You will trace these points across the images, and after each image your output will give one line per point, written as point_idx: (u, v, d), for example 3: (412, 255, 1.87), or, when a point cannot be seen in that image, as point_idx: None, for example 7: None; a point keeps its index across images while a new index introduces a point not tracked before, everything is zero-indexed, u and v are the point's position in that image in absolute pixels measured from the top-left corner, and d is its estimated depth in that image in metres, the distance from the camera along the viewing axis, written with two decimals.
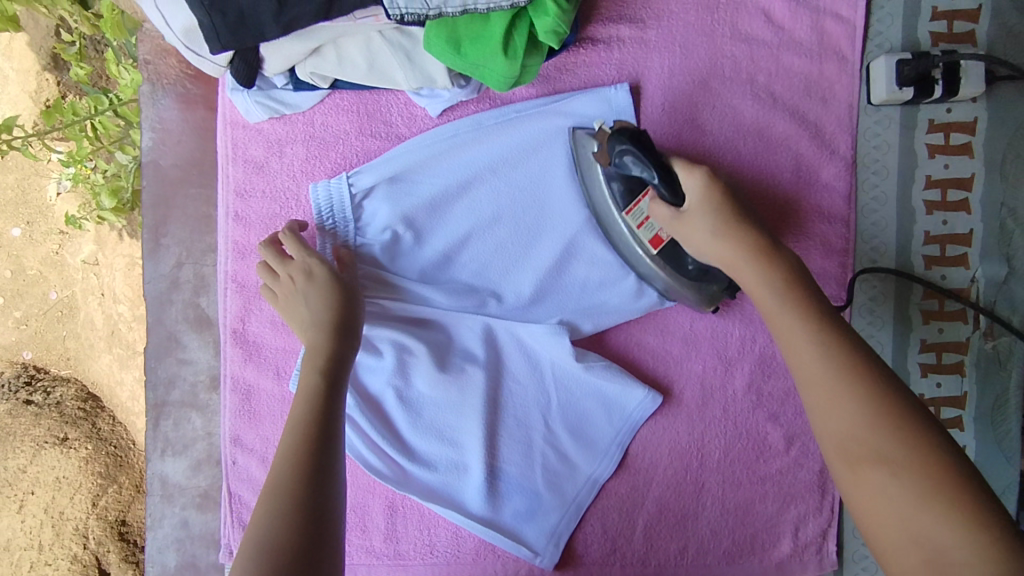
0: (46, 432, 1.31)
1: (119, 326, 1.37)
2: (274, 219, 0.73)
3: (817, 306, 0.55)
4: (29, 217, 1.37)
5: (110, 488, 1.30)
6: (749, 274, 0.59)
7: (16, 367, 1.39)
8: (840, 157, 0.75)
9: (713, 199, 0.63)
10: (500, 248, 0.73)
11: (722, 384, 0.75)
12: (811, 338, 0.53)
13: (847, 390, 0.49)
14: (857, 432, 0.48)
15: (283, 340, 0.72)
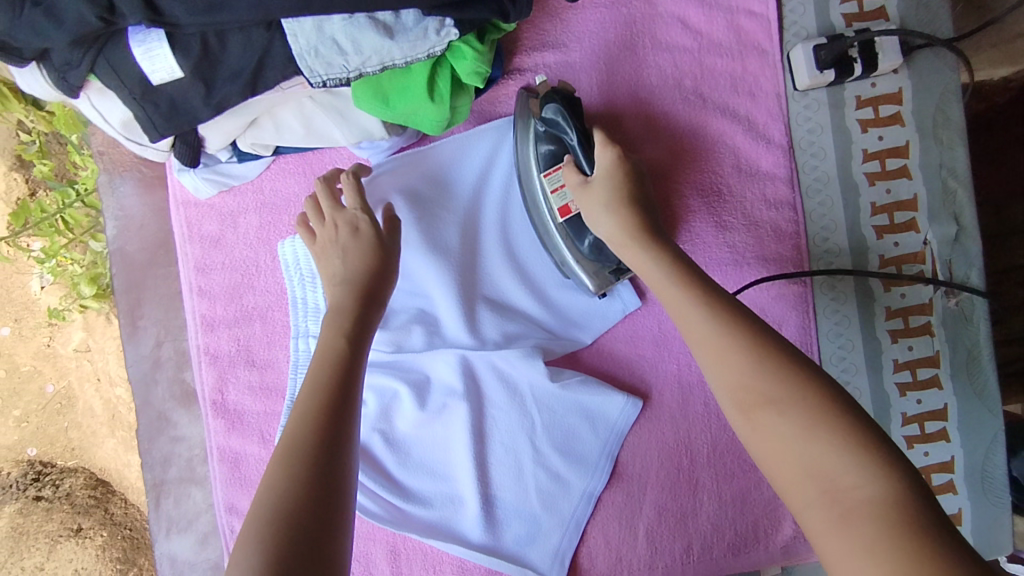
0: (59, 527, 1.35)
1: (120, 409, 1.39)
2: (238, 287, 0.75)
3: (708, 284, 0.57)
4: (17, 315, 1.39)
5: (131, 572, 1.34)
6: (637, 255, 0.62)
7: (23, 465, 1.42)
8: (776, 145, 0.77)
9: (613, 178, 0.65)
10: (465, 276, 0.75)
11: (700, 380, 0.76)
12: (669, 278, 0.58)
13: (730, 347, 0.51)
14: (722, 342, 0.52)
15: (262, 404, 0.74)
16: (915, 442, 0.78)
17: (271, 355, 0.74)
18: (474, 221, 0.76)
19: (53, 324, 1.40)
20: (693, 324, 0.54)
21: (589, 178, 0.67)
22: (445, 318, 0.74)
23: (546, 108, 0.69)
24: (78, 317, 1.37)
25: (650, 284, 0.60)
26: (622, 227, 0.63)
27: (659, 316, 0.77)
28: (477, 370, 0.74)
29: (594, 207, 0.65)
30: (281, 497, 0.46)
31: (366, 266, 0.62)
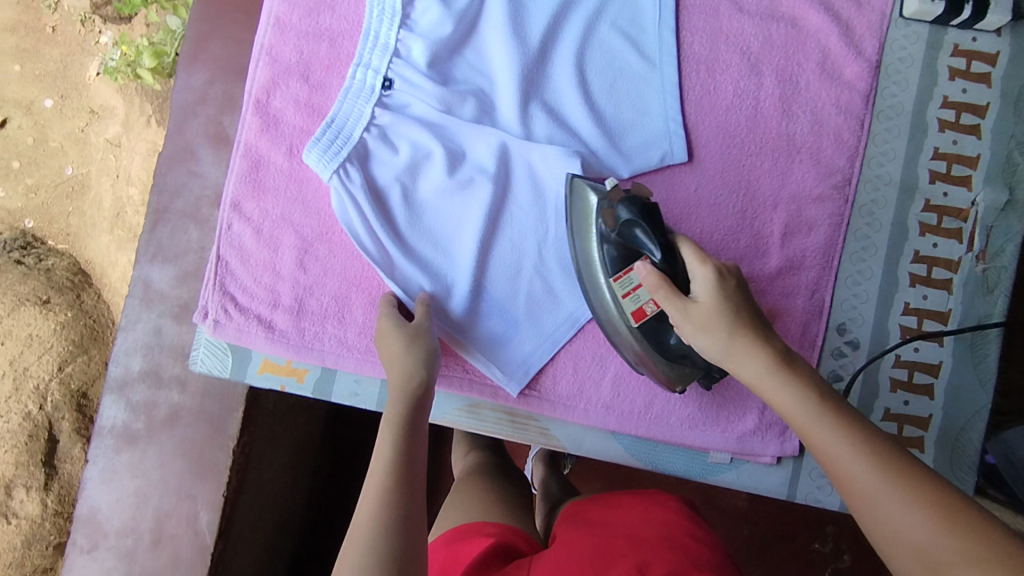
0: (30, 290, 1.43)
1: (125, 210, 1.51)
2: (319, 4, 0.75)
3: (849, 418, 0.55)
4: (65, 91, 1.53)
5: (79, 357, 1.41)
6: (763, 378, 0.59)
7: (15, 232, 1.52)
8: (865, 58, 0.77)
9: (723, 300, 0.61)
10: (533, 71, 0.76)
11: (717, 251, 0.76)
12: (821, 423, 0.55)
13: (896, 504, 0.49)
14: (916, 539, 0.48)
15: (302, 120, 0.74)
16: (899, 387, 0.77)
17: (327, 77, 0.75)
18: (559, 24, 0.76)
19: (95, 113, 1.53)
20: (844, 465, 0.52)
21: (692, 297, 0.62)
22: (501, 102, 0.75)
23: (628, 229, 0.63)
24: (120, 113, 1.50)
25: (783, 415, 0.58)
26: (754, 356, 0.59)
27: (699, 179, 0.77)
28: (511, 160, 0.75)
29: (708, 325, 0.61)
30: None
31: (410, 382, 0.66)
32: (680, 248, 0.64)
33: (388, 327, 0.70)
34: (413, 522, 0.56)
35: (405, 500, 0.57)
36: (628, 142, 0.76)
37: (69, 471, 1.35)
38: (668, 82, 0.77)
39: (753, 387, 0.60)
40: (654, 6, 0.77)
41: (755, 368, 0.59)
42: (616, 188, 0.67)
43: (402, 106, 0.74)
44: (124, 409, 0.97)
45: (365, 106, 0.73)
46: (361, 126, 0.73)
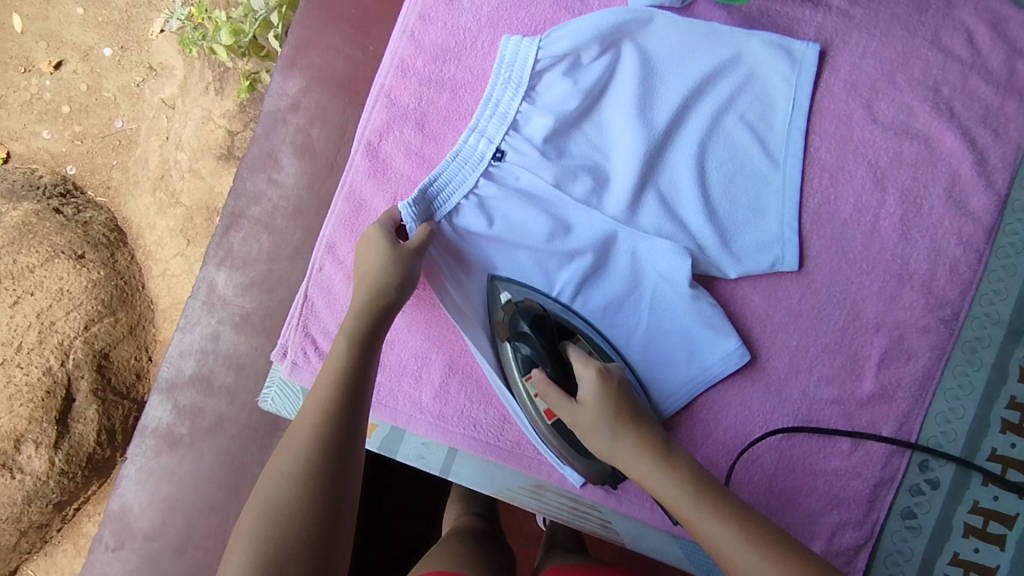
0: (65, 244, 1.42)
1: (170, 173, 1.51)
2: (445, 52, 0.73)
3: (668, 453, 0.60)
4: (126, 43, 1.55)
5: (106, 317, 1.40)
6: (603, 430, 0.63)
7: (57, 177, 1.53)
8: (995, 191, 0.74)
9: (605, 407, 0.62)
10: (654, 157, 0.72)
11: (809, 367, 0.74)
12: (652, 467, 0.60)
13: (711, 526, 0.56)
14: (734, 560, 0.54)
15: (410, 169, 0.72)
16: (971, 533, 0.73)
17: (442, 129, 0.72)
18: (688, 111, 0.73)
19: (153, 70, 1.55)
20: (665, 495, 0.59)
21: (578, 399, 0.64)
22: (614, 184, 0.72)
23: (521, 340, 0.67)
24: (179, 74, 1.54)
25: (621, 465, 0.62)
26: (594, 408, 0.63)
27: (804, 290, 0.74)
28: (614, 247, 0.72)
29: (593, 430, 0.63)
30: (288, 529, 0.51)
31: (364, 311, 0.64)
32: (565, 356, 0.67)
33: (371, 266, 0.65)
34: (344, 455, 0.56)
35: (342, 439, 0.57)
36: (738, 243, 0.73)
37: (80, 431, 1.35)
38: (789, 185, 0.73)
39: (638, 479, 0.61)
40: (789, 102, 0.73)
41: (603, 434, 0.63)
42: (511, 304, 0.69)
43: (508, 178, 0.71)
44: (170, 411, 0.95)
45: (470, 173, 0.70)
46: (461, 196, 0.70)
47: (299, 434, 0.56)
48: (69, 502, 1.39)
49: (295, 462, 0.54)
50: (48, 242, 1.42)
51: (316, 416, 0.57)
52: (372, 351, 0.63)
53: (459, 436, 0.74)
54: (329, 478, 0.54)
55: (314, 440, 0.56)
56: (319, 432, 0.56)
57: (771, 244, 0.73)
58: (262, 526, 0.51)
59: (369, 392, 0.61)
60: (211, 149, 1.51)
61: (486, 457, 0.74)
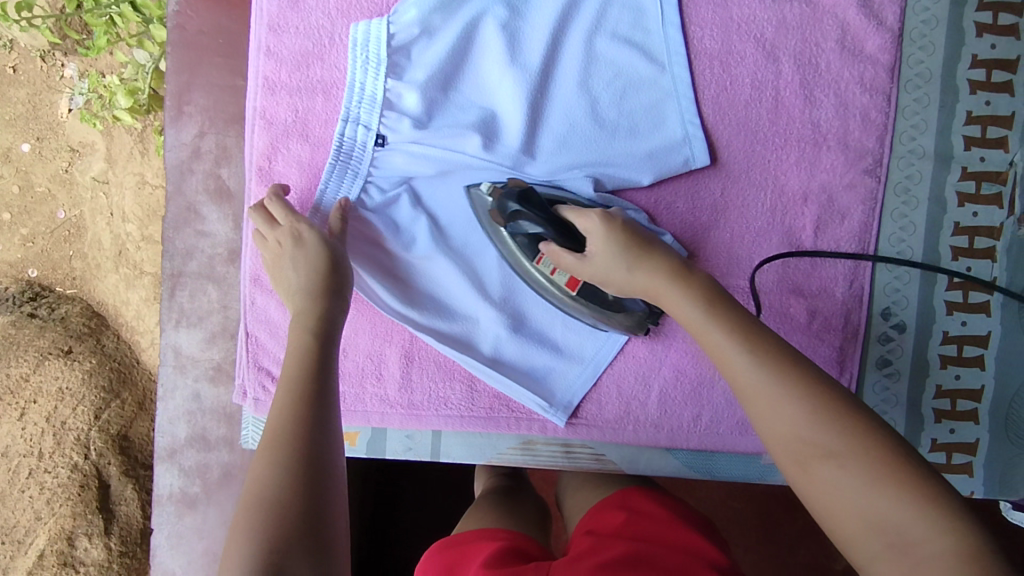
0: (50, 344, 1.44)
1: (127, 246, 1.51)
2: (306, 57, 0.72)
3: (757, 327, 0.56)
4: (40, 133, 1.53)
5: (112, 402, 1.43)
6: (670, 296, 0.61)
7: (22, 284, 1.54)
8: (887, 29, 0.73)
9: (613, 242, 0.64)
10: (540, 98, 0.72)
11: (749, 254, 0.74)
12: (713, 319, 0.58)
13: (781, 397, 0.51)
14: (801, 434, 0.50)
15: (307, 181, 0.72)
16: (948, 363, 0.75)
17: (326, 133, 0.72)
18: (561, 43, 0.72)
19: (76, 151, 1.53)
20: (733, 361, 0.55)
21: (586, 252, 0.66)
22: (506, 135, 0.72)
23: (517, 219, 0.67)
24: (102, 148, 1.52)
25: (675, 314, 0.61)
26: (673, 288, 0.61)
27: (725, 182, 0.74)
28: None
29: (607, 273, 0.65)
30: (274, 485, 0.50)
31: (313, 272, 0.64)
32: (563, 219, 0.67)
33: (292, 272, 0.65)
34: (325, 405, 0.56)
35: (319, 394, 0.56)
36: (644, 151, 0.72)
37: (126, 511, 1.38)
38: (681, 84, 0.72)
39: (659, 299, 0.63)
40: (658, 6, 0.72)
41: (672, 296, 0.61)
42: (495, 189, 0.70)
43: (392, 161, 0.72)
44: (178, 476, 0.98)
45: (358, 166, 0.71)
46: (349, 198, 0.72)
47: (274, 426, 0.54)
48: None
49: (278, 420, 0.54)
50: (34, 348, 1.45)
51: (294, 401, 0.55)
52: (331, 342, 0.61)
53: (434, 418, 0.76)
54: (309, 462, 0.52)
55: (297, 433, 0.53)
56: (297, 418, 0.54)
57: (681, 147, 0.73)
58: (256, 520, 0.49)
59: (333, 381, 0.59)
60: (157, 211, 1.50)
61: (469, 430, 0.76)
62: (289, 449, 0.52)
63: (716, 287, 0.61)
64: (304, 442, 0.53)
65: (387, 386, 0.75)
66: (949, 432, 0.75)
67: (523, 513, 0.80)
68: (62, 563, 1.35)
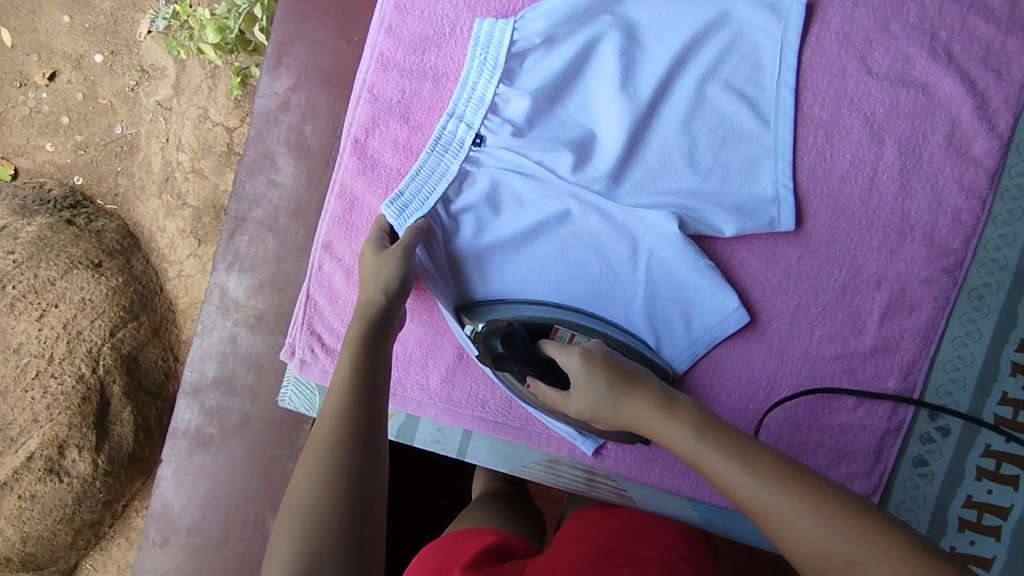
0: (82, 254, 1.42)
1: (174, 175, 1.53)
2: (424, 42, 0.73)
3: (731, 437, 0.56)
4: (116, 48, 1.55)
5: (130, 322, 1.43)
6: (654, 420, 0.60)
7: (65, 188, 1.55)
8: (997, 135, 0.73)
9: (594, 385, 0.63)
10: (640, 129, 0.72)
11: (811, 326, 0.74)
12: (685, 434, 0.58)
13: (791, 521, 0.50)
14: (822, 550, 0.49)
15: (398, 162, 0.73)
16: (983, 476, 0.74)
17: (428, 119, 0.73)
18: (673, 81, 0.72)
19: (146, 72, 1.55)
20: (746, 499, 0.53)
21: (568, 389, 0.66)
22: (599, 159, 0.72)
23: (502, 363, 0.66)
24: (172, 74, 1.54)
25: (664, 440, 0.60)
26: (659, 416, 0.60)
27: (803, 250, 0.74)
28: (576, 223, 0.73)
29: (593, 408, 0.65)
30: (319, 484, 0.54)
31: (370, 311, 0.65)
32: (547, 356, 0.67)
33: (374, 269, 0.67)
34: (377, 394, 0.60)
35: (368, 399, 0.59)
36: (733, 203, 0.72)
37: (119, 432, 1.40)
38: (782, 145, 0.73)
39: (652, 433, 0.61)
40: (776, 64, 0.72)
41: (660, 424, 0.60)
42: (476, 332, 0.70)
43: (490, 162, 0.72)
44: (198, 414, 0.99)
45: (451, 161, 0.71)
46: (433, 194, 0.70)
47: (315, 438, 0.57)
48: (117, 500, 1.45)
49: (328, 421, 0.58)
50: (65, 254, 1.42)
51: (348, 374, 0.60)
52: (383, 337, 0.64)
53: (468, 418, 0.76)
54: (360, 467, 0.56)
55: (329, 457, 0.55)
56: (359, 358, 0.62)
57: (769, 206, 0.72)
58: (305, 508, 0.53)
59: (385, 376, 0.62)
60: (213, 148, 1.52)
61: (498, 436, 0.77)
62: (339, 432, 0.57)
63: (705, 411, 0.60)
64: (354, 441, 0.57)
65: (431, 375, 0.76)
66: (969, 544, 0.74)
67: (518, 514, 0.82)
68: (48, 470, 1.36)
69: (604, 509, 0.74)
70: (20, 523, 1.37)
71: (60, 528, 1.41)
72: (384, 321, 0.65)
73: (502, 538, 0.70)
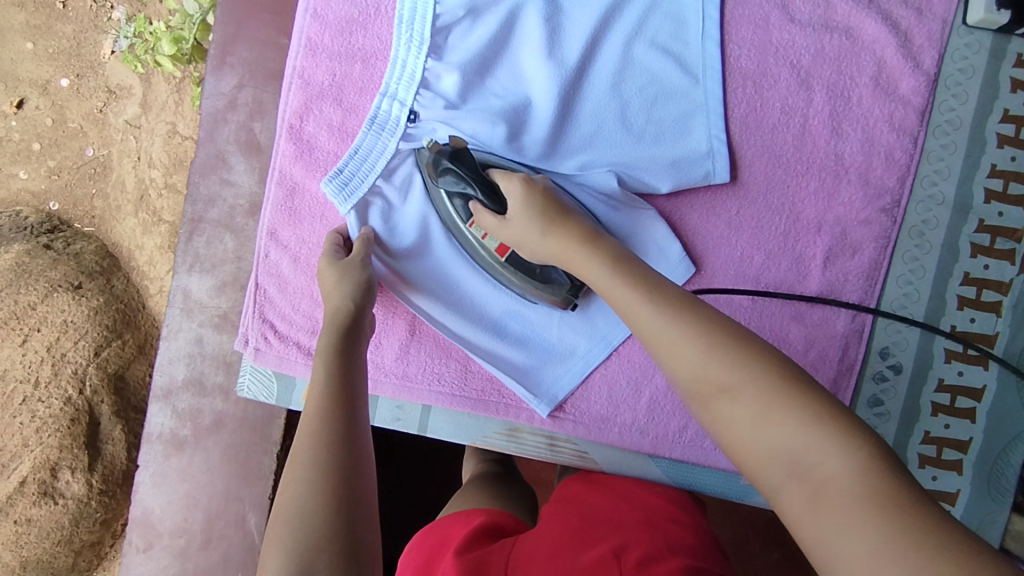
0: (61, 277, 1.44)
1: (149, 192, 1.54)
2: (351, 24, 0.74)
3: (700, 314, 0.52)
4: (81, 70, 1.56)
5: (114, 341, 1.43)
6: (631, 299, 0.55)
7: (42, 215, 1.55)
8: (923, 72, 0.74)
9: (532, 202, 0.65)
10: (572, 93, 0.73)
11: (756, 276, 0.75)
12: (654, 308, 0.53)
13: (735, 400, 0.47)
14: (777, 443, 0.45)
15: (335, 145, 0.74)
16: (940, 411, 0.74)
17: (360, 100, 0.74)
18: (599, 43, 0.73)
19: (113, 93, 1.55)
20: (717, 372, 0.49)
21: (507, 214, 0.67)
22: (533, 126, 0.73)
23: (444, 175, 0.66)
24: (138, 92, 1.55)
25: (631, 315, 0.55)
26: (631, 289, 0.56)
27: (742, 201, 0.75)
28: None
29: (526, 235, 0.66)
30: (307, 491, 0.54)
31: (340, 326, 0.66)
32: (490, 180, 0.68)
33: (332, 281, 0.69)
34: (355, 403, 0.61)
35: (347, 408, 0.61)
36: (668, 158, 0.72)
37: (111, 450, 1.41)
38: (712, 99, 0.73)
39: (622, 309, 0.56)
40: (699, 20, 0.74)
41: (629, 296, 0.56)
42: (432, 144, 0.70)
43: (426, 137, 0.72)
44: (171, 416, 1.00)
45: (389, 140, 0.71)
46: (373, 173, 0.71)
47: (298, 450, 0.57)
48: (116, 519, 1.45)
49: (309, 432, 0.58)
50: (45, 278, 1.44)
51: (325, 387, 0.62)
52: (354, 353, 0.66)
53: (426, 392, 0.77)
54: (346, 470, 0.56)
55: (315, 464, 0.56)
56: (334, 372, 0.63)
57: (705, 160, 0.73)
58: (294, 518, 0.53)
59: (362, 385, 0.64)
60: (184, 162, 1.53)
61: (458, 409, 0.77)
62: (324, 443, 0.57)
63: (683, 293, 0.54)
64: (339, 448, 0.57)
65: (385, 354, 0.76)
66: (931, 479, 0.74)
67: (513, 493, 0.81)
68: (42, 493, 1.36)
69: (586, 476, 0.74)
70: (17, 548, 1.38)
71: (60, 551, 1.41)
72: (354, 331, 0.67)
73: (492, 517, 0.70)
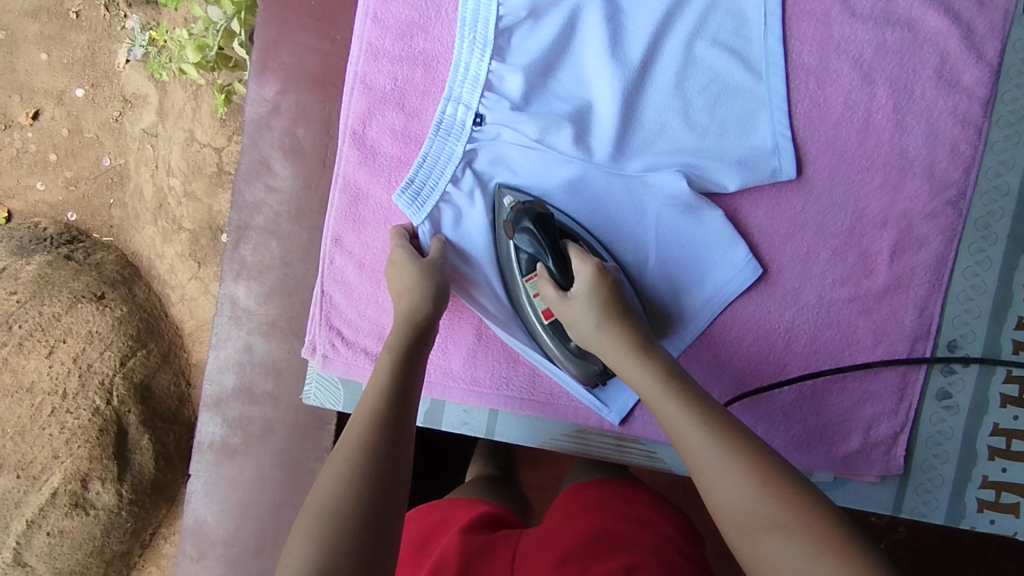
0: (84, 287, 1.43)
1: (167, 200, 1.50)
2: (411, 27, 0.74)
3: (690, 389, 0.60)
4: (96, 80, 1.55)
5: (139, 350, 1.42)
6: (627, 361, 0.63)
7: (59, 226, 1.54)
8: (986, 63, 0.73)
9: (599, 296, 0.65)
10: (635, 93, 0.73)
11: (822, 272, 0.75)
12: (640, 367, 0.62)
13: (717, 471, 0.55)
14: (744, 506, 0.53)
15: (398, 149, 0.74)
16: (1009, 403, 0.74)
17: (423, 104, 0.74)
18: (661, 42, 0.73)
19: (129, 101, 1.54)
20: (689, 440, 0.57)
21: (569, 294, 0.67)
22: (597, 127, 0.73)
23: (522, 234, 0.67)
24: (155, 101, 1.53)
25: (622, 370, 0.64)
26: (635, 361, 0.63)
27: (807, 196, 0.75)
28: (582, 191, 0.74)
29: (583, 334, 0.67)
30: (339, 491, 0.53)
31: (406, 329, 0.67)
32: (565, 251, 0.68)
33: (410, 280, 0.68)
34: (406, 413, 0.61)
35: (399, 417, 0.60)
36: (734, 157, 0.72)
37: (139, 459, 1.40)
38: (776, 95, 0.73)
39: (619, 369, 0.64)
40: (760, 16, 0.73)
41: (633, 369, 0.63)
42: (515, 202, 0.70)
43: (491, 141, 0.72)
44: (221, 425, 1.00)
45: (455, 145, 0.71)
46: (443, 180, 0.71)
47: (342, 449, 0.57)
48: (145, 528, 1.45)
49: (356, 434, 0.58)
50: (68, 288, 1.43)
51: (378, 391, 0.62)
52: (417, 361, 0.65)
53: (493, 396, 0.77)
54: (385, 477, 0.55)
55: (352, 466, 0.55)
56: (392, 378, 0.63)
57: (770, 157, 0.73)
58: (321, 515, 0.52)
59: (417, 393, 0.63)
60: (203, 170, 1.47)
61: (526, 413, 0.77)
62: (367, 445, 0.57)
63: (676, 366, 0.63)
64: (382, 454, 0.56)
65: (452, 359, 0.76)
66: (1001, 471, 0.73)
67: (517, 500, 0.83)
68: (74, 504, 1.36)
69: (597, 483, 0.74)
70: (51, 559, 1.38)
71: (92, 561, 1.41)
72: (422, 335, 0.67)
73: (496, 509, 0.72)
